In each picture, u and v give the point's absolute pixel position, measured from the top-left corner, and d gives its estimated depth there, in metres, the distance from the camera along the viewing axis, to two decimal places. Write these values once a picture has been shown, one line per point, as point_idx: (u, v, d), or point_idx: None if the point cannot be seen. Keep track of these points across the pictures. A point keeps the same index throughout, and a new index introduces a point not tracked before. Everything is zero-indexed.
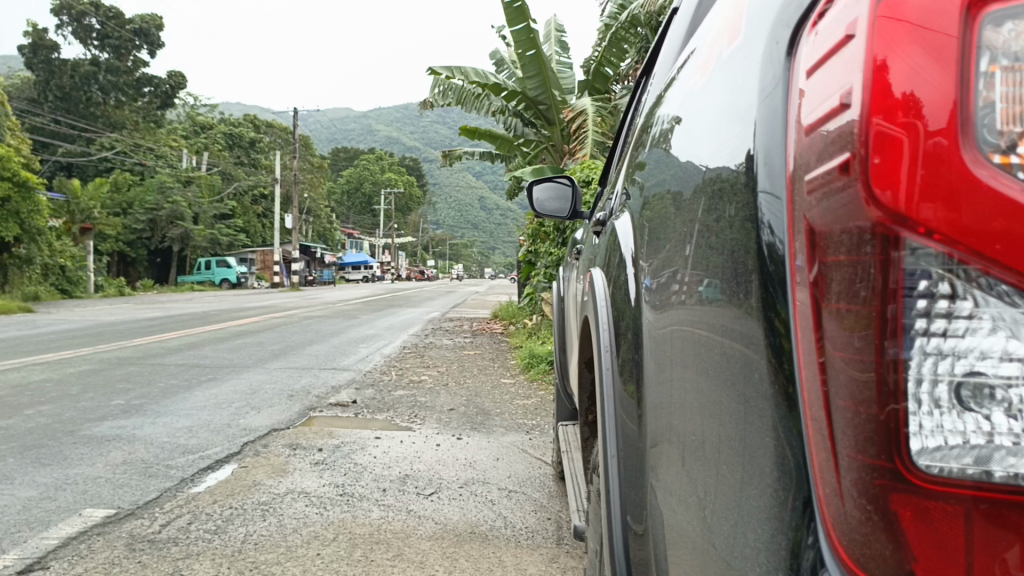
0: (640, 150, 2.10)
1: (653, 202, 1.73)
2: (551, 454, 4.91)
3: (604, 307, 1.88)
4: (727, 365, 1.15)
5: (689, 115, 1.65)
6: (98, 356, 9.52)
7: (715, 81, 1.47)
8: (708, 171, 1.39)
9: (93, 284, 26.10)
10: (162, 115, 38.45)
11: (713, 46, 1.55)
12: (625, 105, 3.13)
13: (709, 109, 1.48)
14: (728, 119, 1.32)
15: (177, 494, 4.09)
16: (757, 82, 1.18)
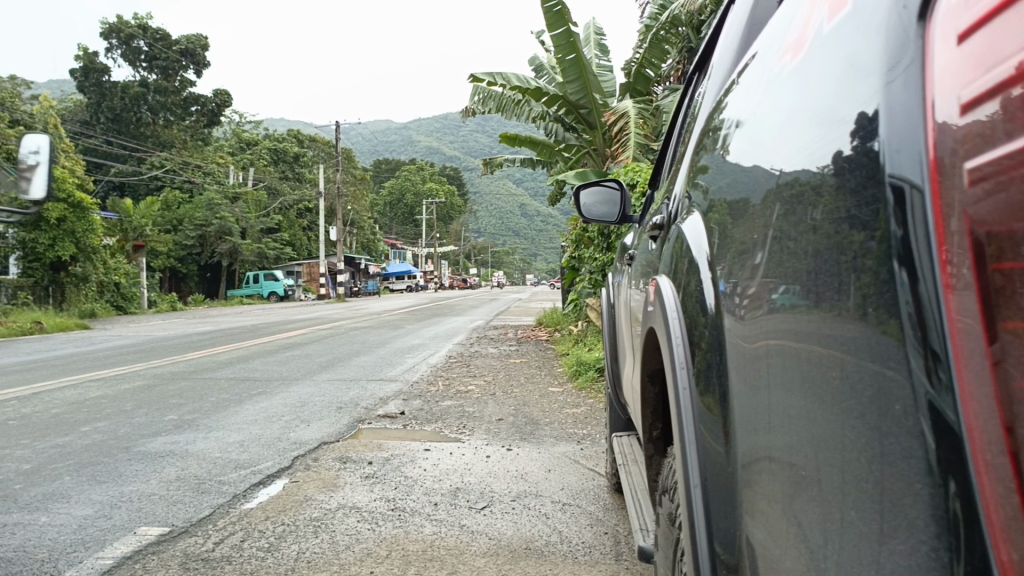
0: (701, 152, 2.01)
1: (727, 206, 1.63)
2: (605, 465, 4.80)
3: (673, 316, 1.78)
4: (853, 388, 1.04)
5: (763, 112, 1.58)
6: (151, 371, 9.67)
7: (799, 74, 1.39)
8: (800, 173, 1.30)
9: (146, 300, 26.72)
10: (208, 133, 39.26)
11: (793, 39, 1.48)
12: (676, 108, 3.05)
13: (791, 108, 1.40)
14: (823, 116, 1.24)
15: (230, 510, 4.07)
16: (868, 71, 1.09)
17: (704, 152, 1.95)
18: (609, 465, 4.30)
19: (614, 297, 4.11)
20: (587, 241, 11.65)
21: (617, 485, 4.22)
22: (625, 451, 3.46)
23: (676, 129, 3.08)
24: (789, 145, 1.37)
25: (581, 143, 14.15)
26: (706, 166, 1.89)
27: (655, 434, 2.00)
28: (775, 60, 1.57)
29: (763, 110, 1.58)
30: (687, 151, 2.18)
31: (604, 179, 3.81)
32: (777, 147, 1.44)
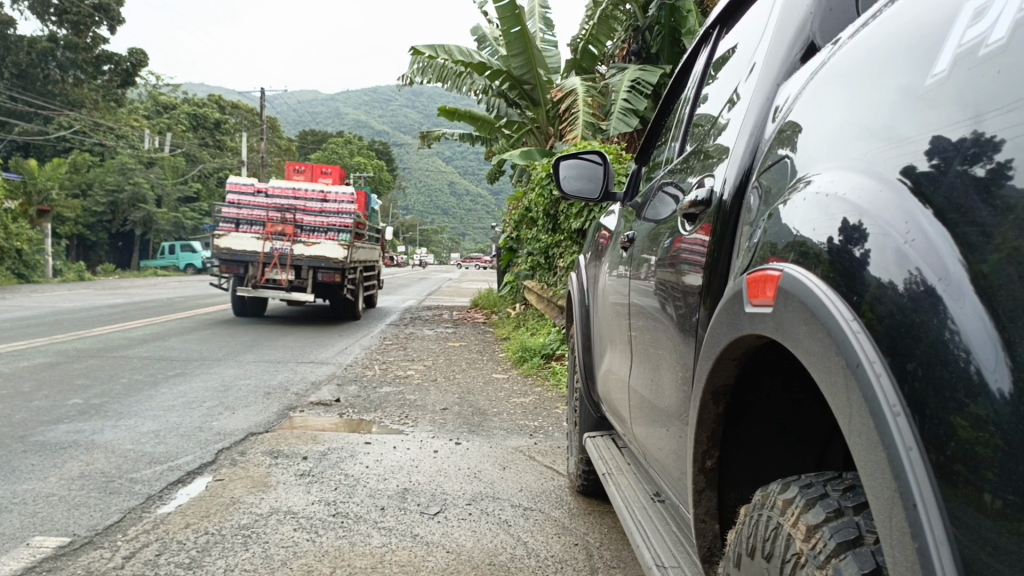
0: (754, 143, 1.73)
1: (820, 198, 1.32)
2: (565, 463, 4.44)
3: (753, 322, 1.35)
4: None
5: (824, 113, 1.45)
6: (54, 348, 8.85)
7: (877, 80, 1.30)
8: (872, 188, 1.19)
9: (52, 269, 25.35)
10: (123, 93, 37.17)
11: (870, 44, 1.38)
12: (691, 103, 2.79)
13: (873, 117, 1.27)
14: (914, 140, 1.13)
15: (142, 516, 3.53)
16: (988, 100, 0.99)
17: (745, 146, 1.76)
18: (573, 465, 3.95)
19: (587, 281, 3.72)
20: (529, 222, 11.28)
21: (581, 488, 3.87)
22: (606, 456, 3.07)
23: (687, 108, 2.84)
24: (861, 150, 1.27)
25: (523, 120, 13.68)
26: (771, 159, 1.60)
27: (709, 465, 1.56)
28: (843, 62, 1.46)
29: (832, 106, 1.43)
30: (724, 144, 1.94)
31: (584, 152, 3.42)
32: (850, 150, 1.31)
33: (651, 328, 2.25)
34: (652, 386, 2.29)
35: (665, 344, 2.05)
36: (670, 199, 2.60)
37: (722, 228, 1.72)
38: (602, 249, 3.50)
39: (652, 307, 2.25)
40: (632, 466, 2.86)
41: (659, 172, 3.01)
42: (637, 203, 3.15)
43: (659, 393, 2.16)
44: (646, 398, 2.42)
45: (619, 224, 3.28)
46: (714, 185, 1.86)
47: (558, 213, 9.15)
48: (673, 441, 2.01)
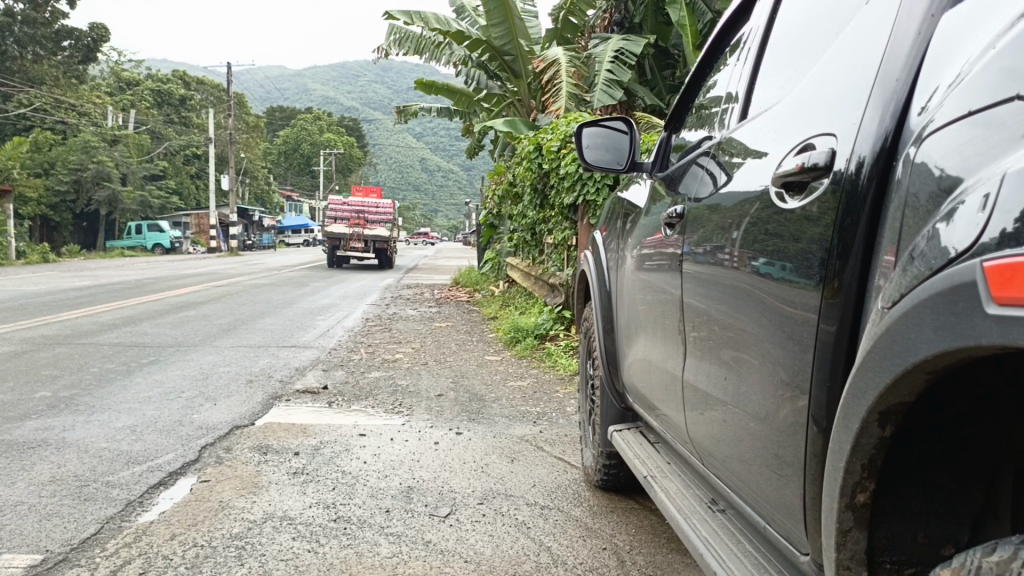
0: (893, 106, 1.45)
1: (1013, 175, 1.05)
2: (577, 454, 4.16)
3: (942, 326, 1.09)
4: None
5: (1001, 67, 1.17)
6: (19, 334, 8.41)
7: None
8: None
9: (15, 251, 24.67)
10: (85, 69, 36.15)
11: None
12: (753, 61, 2.45)
13: None
14: None
15: (122, 526, 3.18)
16: None
17: (874, 113, 1.49)
18: (590, 458, 3.68)
19: (607, 260, 3.44)
20: (513, 197, 10.92)
21: (599, 482, 3.60)
22: (640, 453, 2.80)
23: (744, 64, 2.52)
24: None
25: (504, 93, 13.26)
26: (926, 128, 1.33)
27: (862, 499, 1.32)
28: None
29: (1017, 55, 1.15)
30: (833, 109, 1.67)
31: (608, 116, 3.10)
32: None
33: (727, 322, 1.99)
34: (722, 386, 2.04)
35: (759, 344, 1.80)
36: (722, 171, 2.32)
37: (858, 208, 1.45)
38: (629, 226, 3.18)
39: (726, 299, 2.00)
40: (675, 465, 2.61)
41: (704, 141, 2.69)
42: (668, 176, 2.86)
43: (745, 396, 1.88)
44: (707, 395, 2.16)
45: (651, 200, 2.97)
46: (835, 150, 1.59)
47: (546, 188, 8.82)
48: (768, 453, 1.77)
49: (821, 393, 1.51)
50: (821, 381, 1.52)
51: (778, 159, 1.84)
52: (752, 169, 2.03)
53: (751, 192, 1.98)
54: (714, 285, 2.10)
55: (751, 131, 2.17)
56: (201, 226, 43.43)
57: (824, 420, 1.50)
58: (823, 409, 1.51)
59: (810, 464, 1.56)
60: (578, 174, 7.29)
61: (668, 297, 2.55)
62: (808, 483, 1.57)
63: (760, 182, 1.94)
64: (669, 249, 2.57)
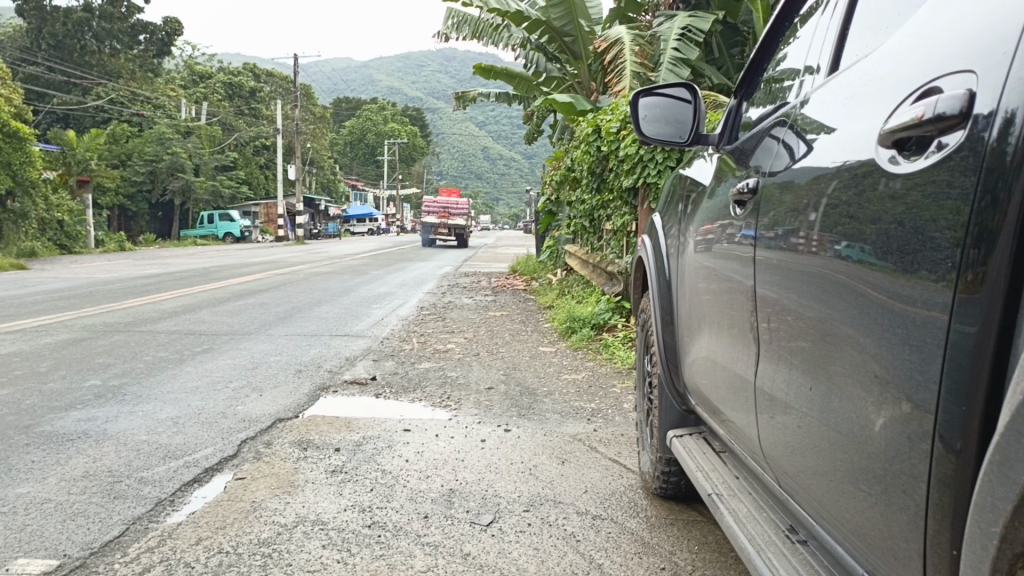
0: None
1: None
2: (633, 458, 3.84)
3: None
4: None
5: None
6: (82, 321, 8.51)
7: None
8: None
9: (94, 240, 25.50)
10: (159, 63, 37.17)
11: None
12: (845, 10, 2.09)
13: None
14: None
15: (148, 528, 3.03)
16: None
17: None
18: (648, 464, 3.38)
19: (667, 244, 3.12)
20: (572, 183, 10.57)
21: (658, 491, 3.30)
22: (703, 466, 2.50)
23: (832, 16, 2.17)
24: None
25: (564, 75, 12.96)
26: None
27: None
28: None
29: None
30: (965, 51, 1.32)
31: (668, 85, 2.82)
32: None
33: (815, 321, 1.67)
34: (803, 394, 1.72)
35: (859, 344, 1.48)
36: (801, 141, 1.98)
37: (1007, 180, 1.13)
38: (692, 204, 2.87)
39: (814, 293, 1.68)
40: (743, 482, 2.30)
41: (780, 109, 2.34)
42: (738, 149, 2.54)
43: (843, 411, 1.54)
44: (783, 403, 1.84)
45: (717, 177, 2.64)
46: (968, 103, 1.25)
47: (605, 173, 8.47)
48: (867, 483, 1.46)
49: (951, 413, 1.19)
50: (953, 400, 1.19)
51: (888, 111, 1.51)
52: (850, 125, 1.69)
53: (850, 152, 1.65)
54: (797, 278, 1.78)
55: (848, 83, 1.83)
56: (268, 215, 44.34)
57: (957, 453, 1.18)
58: (955, 434, 1.18)
59: (932, 503, 1.25)
60: (638, 156, 6.94)
61: (735, 287, 2.23)
62: (930, 532, 1.26)
63: (862, 138, 1.61)
64: (738, 231, 2.25)
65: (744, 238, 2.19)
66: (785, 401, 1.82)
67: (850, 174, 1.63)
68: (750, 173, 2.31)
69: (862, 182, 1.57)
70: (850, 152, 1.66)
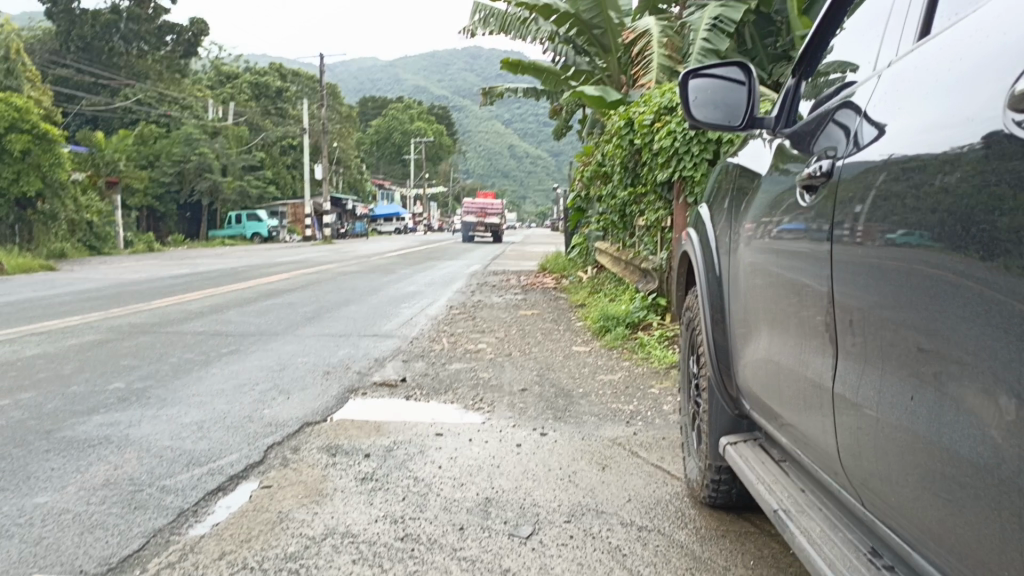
0: None
1: None
2: (679, 464, 3.63)
3: None
4: None
5: None
6: (108, 322, 8.47)
7: None
8: None
9: (123, 241, 25.68)
10: (186, 65, 37.50)
11: None
12: None
13: None
14: None
15: (170, 541, 2.90)
16: None
17: None
18: (695, 471, 3.18)
19: (716, 238, 2.93)
20: (602, 178, 10.35)
21: (707, 500, 3.10)
22: (764, 476, 2.30)
23: None
24: None
25: (593, 68, 12.73)
26: None
27: None
28: None
29: None
30: None
31: (720, 65, 2.62)
32: None
33: (907, 320, 1.48)
34: (890, 402, 1.53)
35: (970, 348, 1.30)
36: (880, 115, 1.76)
37: None
38: (746, 194, 2.65)
39: (906, 290, 1.49)
40: (810, 494, 2.10)
41: (850, 83, 2.13)
42: (796, 133, 2.34)
43: (951, 434, 1.34)
44: (859, 409, 1.65)
45: (775, 163, 2.44)
46: None
47: (638, 168, 8.25)
48: (984, 504, 1.26)
49: None
50: None
51: (1011, 72, 1.28)
52: (946, 97, 1.48)
53: (949, 127, 1.44)
54: (877, 273, 1.59)
55: (934, 51, 1.61)
56: (296, 214, 44.57)
57: None
58: None
59: None
60: (674, 149, 6.71)
61: (795, 281, 2.04)
62: None
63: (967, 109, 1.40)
64: (801, 219, 2.03)
65: (802, 228, 2.01)
66: (866, 415, 1.62)
67: (949, 155, 1.42)
68: (817, 154, 2.09)
69: (969, 164, 1.36)
70: (948, 127, 1.45)
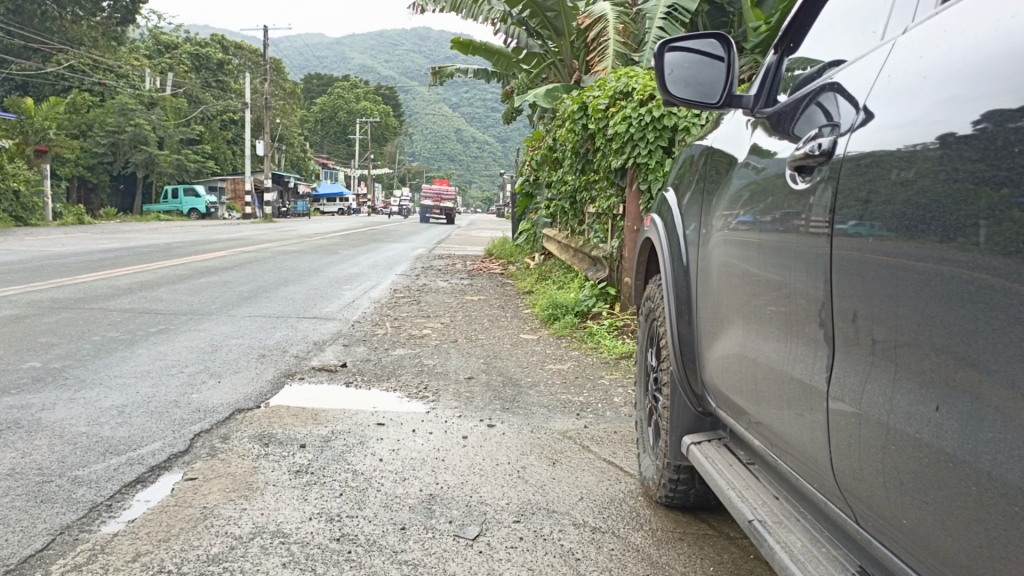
0: None
1: None
2: (632, 460, 3.48)
3: None
4: None
5: None
6: (29, 297, 7.96)
7: None
8: None
9: (52, 212, 24.57)
10: (125, 32, 36.03)
11: None
12: None
13: None
14: None
15: (78, 540, 2.62)
16: None
17: None
18: (651, 469, 3.03)
19: (684, 226, 2.78)
20: (553, 164, 10.17)
21: (663, 500, 2.95)
22: (733, 479, 2.14)
23: None
24: None
25: (545, 52, 12.51)
26: None
27: None
28: None
29: None
30: None
31: (699, 37, 2.44)
32: None
33: (892, 313, 1.33)
34: (870, 401, 1.38)
35: (973, 351, 1.14)
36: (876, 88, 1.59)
37: None
38: (720, 177, 2.49)
39: (893, 283, 1.34)
40: (784, 501, 1.94)
41: (844, 61, 1.96)
42: (775, 114, 2.18)
43: (947, 443, 1.18)
44: (837, 408, 1.50)
45: (755, 143, 2.27)
46: None
47: (591, 154, 8.08)
48: (983, 517, 1.11)
49: None
50: None
51: None
52: (955, 64, 1.32)
53: (968, 99, 1.25)
54: (862, 266, 1.44)
55: (941, 19, 1.45)
56: (236, 191, 43.44)
57: None
58: None
59: None
60: (629, 134, 6.54)
61: (772, 273, 1.89)
62: None
63: (979, 83, 1.23)
64: (784, 202, 1.87)
65: (781, 217, 1.86)
66: (853, 422, 1.46)
67: (974, 137, 1.22)
68: (802, 134, 1.93)
69: (1001, 150, 1.16)
70: (957, 97, 1.28)
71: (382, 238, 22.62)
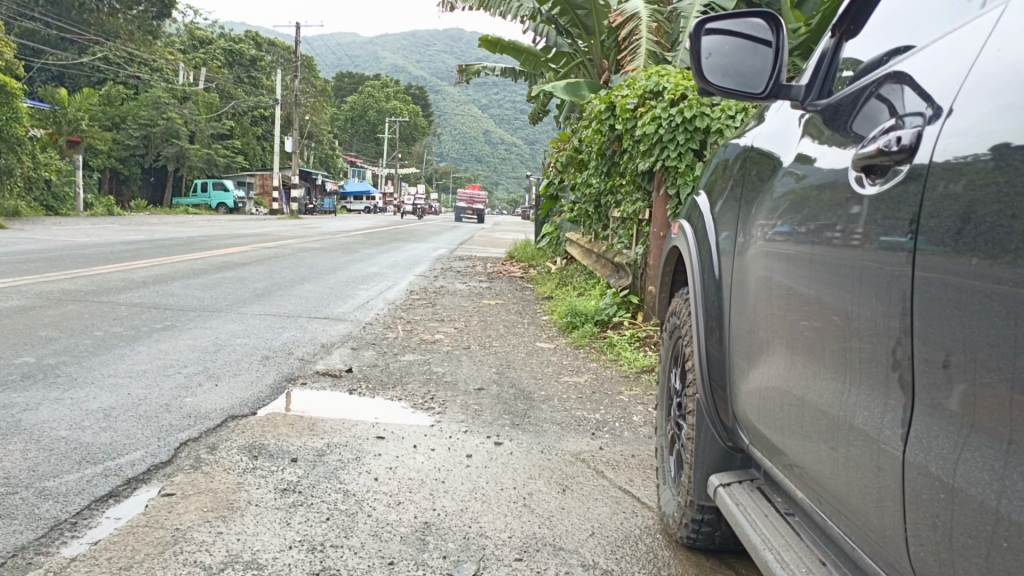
0: None
1: None
2: (649, 491, 3.17)
3: None
4: None
5: None
6: (38, 287, 7.77)
7: None
8: None
9: (82, 203, 24.69)
10: (159, 25, 36.23)
11: None
12: None
13: None
14: None
15: (30, 565, 2.36)
16: None
17: None
18: (672, 505, 2.72)
19: (717, 236, 2.47)
20: (578, 166, 9.86)
21: (684, 540, 2.63)
22: (769, 535, 1.82)
23: None
24: None
25: (574, 52, 12.21)
26: None
27: None
28: None
29: None
30: None
31: (741, 21, 2.16)
32: None
33: (1004, 361, 1.02)
34: (968, 475, 1.08)
35: None
36: (960, 72, 1.31)
37: None
38: (764, 178, 2.16)
39: (1006, 322, 1.03)
40: (833, 568, 1.63)
41: (919, 40, 1.64)
42: (829, 107, 1.87)
43: None
44: (917, 477, 1.19)
45: (806, 138, 1.94)
46: None
47: (618, 157, 7.77)
48: None
49: None
50: None
51: None
52: None
53: None
54: (954, 294, 1.13)
55: None
56: (263, 186, 43.63)
57: None
58: None
59: None
60: (658, 136, 6.23)
61: (825, 297, 1.57)
62: None
63: None
64: (842, 209, 1.57)
65: (840, 227, 1.55)
66: (939, 498, 1.15)
67: None
68: (866, 127, 1.61)
69: None
70: None
71: (405, 237, 22.44)
